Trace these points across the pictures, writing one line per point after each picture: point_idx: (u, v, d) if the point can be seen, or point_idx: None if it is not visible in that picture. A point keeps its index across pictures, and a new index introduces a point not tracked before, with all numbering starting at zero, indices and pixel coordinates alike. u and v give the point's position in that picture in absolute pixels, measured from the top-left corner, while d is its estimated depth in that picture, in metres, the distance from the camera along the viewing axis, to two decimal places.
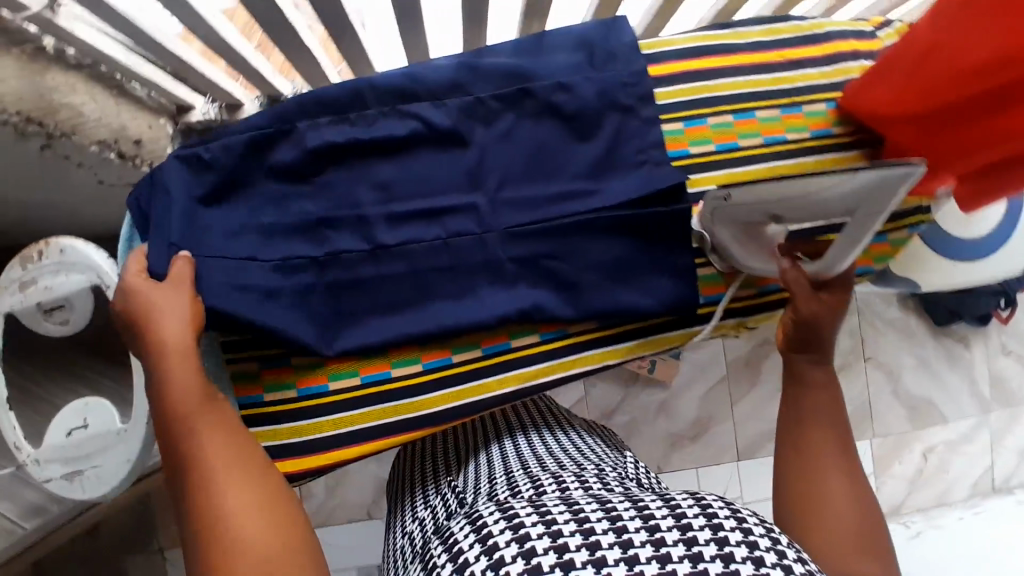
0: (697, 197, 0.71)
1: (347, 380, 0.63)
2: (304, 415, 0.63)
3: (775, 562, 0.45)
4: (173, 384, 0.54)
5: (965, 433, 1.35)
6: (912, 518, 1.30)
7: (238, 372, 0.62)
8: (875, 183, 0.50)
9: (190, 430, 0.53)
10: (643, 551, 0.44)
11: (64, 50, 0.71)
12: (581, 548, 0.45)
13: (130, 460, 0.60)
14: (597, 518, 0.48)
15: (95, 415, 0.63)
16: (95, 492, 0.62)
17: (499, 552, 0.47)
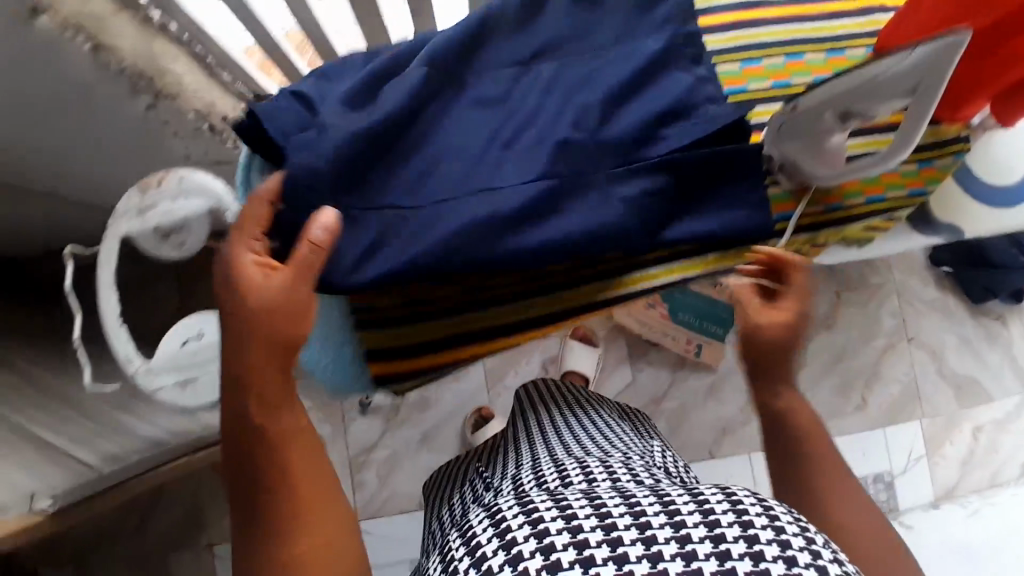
0: (760, 126, 0.74)
1: (451, 293, 0.66)
2: (409, 322, 0.66)
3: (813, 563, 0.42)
4: (239, 407, 0.52)
5: (1012, 412, 1.35)
6: (967, 499, 1.28)
7: None
8: (928, 58, 0.55)
9: (245, 471, 0.51)
10: (668, 548, 0.43)
11: (167, 24, 0.77)
12: (600, 545, 0.44)
13: None
14: (619, 511, 0.46)
15: (210, 326, 0.66)
16: (208, 398, 0.65)
17: (517, 549, 0.44)
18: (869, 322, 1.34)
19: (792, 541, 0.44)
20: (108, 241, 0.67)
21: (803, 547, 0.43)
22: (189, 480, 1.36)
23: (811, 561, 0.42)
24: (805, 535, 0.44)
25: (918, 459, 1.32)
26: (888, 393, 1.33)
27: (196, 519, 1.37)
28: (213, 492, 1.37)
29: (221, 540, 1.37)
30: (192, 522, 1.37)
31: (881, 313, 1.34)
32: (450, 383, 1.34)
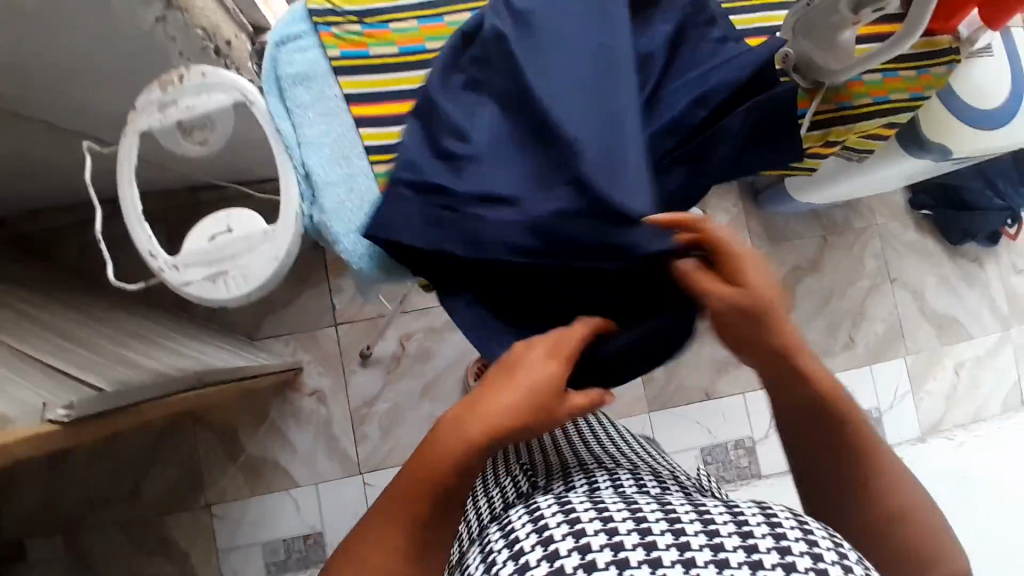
0: (751, 32, 0.77)
1: None
2: None
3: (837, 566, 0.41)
4: (461, 448, 0.51)
5: (990, 348, 1.40)
6: (953, 432, 1.33)
7: (378, 172, 0.64)
8: None
9: (420, 497, 0.51)
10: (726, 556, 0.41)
11: None
12: (638, 545, 0.42)
13: (277, 258, 0.63)
14: (654, 517, 0.44)
15: (237, 221, 0.64)
16: (234, 294, 0.64)
17: (563, 557, 0.42)
18: (853, 266, 1.38)
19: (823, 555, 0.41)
20: (129, 136, 0.67)
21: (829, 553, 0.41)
22: (186, 439, 1.33)
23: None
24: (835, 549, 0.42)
25: (903, 395, 1.37)
26: (873, 331, 1.38)
27: (196, 477, 1.33)
28: (210, 450, 1.33)
29: (220, 500, 1.33)
30: (192, 481, 1.33)
31: (864, 254, 1.39)
32: (451, 332, 1.33)
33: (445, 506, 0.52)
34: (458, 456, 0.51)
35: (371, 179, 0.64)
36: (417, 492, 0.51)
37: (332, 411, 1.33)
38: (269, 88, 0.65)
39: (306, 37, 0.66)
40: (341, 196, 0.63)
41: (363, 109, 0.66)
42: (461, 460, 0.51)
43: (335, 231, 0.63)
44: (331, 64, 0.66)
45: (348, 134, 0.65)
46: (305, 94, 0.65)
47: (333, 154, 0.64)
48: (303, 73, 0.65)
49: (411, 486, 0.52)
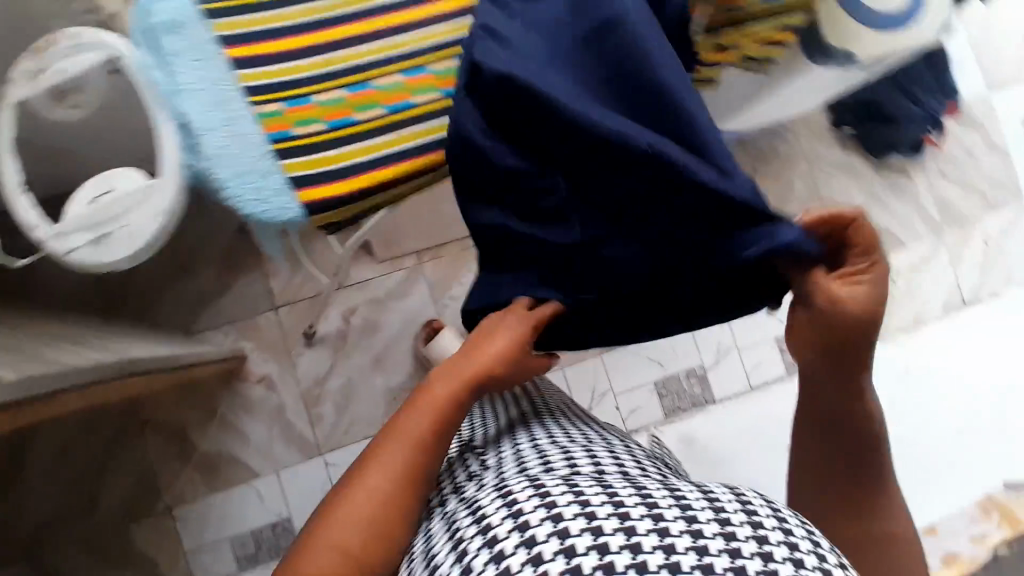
0: None
1: (372, 112, 0.64)
2: (333, 146, 0.63)
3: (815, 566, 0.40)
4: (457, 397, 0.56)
5: (925, 255, 1.43)
6: (897, 339, 1.36)
7: (262, 112, 0.62)
8: None
9: (423, 437, 0.54)
10: (696, 540, 0.39)
11: None
12: (610, 531, 0.40)
13: (161, 215, 0.63)
14: (633, 503, 0.43)
15: (118, 180, 0.63)
16: (118, 256, 0.63)
17: (537, 544, 0.41)
18: (784, 190, 1.40)
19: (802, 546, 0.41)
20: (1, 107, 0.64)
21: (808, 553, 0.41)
22: (136, 444, 1.29)
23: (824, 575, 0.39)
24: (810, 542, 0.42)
25: None
26: None
27: (150, 481, 1.29)
28: (162, 451, 1.29)
29: (180, 502, 1.29)
30: (147, 485, 1.29)
31: (794, 177, 1.40)
32: (395, 301, 1.31)
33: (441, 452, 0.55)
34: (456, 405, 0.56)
35: (254, 120, 0.62)
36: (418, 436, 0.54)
37: (283, 395, 1.30)
38: (140, 39, 0.62)
39: None
40: (224, 143, 0.61)
41: (238, 49, 0.63)
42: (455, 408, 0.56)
43: (223, 181, 0.61)
44: (201, 8, 0.62)
45: (225, 78, 0.62)
46: (177, 42, 0.62)
47: (212, 100, 0.61)
48: (172, 20, 0.62)
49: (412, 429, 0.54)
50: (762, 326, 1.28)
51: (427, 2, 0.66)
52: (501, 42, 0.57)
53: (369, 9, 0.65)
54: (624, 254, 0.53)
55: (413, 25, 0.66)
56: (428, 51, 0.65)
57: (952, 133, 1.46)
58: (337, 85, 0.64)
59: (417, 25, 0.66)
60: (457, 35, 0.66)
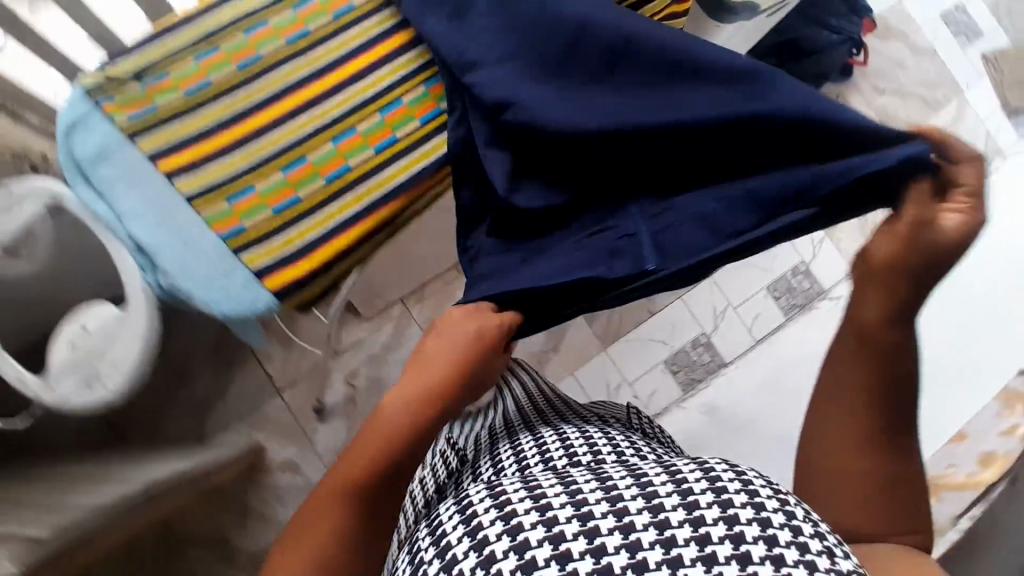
0: None
1: (312, 186, 0.65)
2: (285, 229, 0.64)
3: (796, 558, 0.36)
4: (422, 405, 0.56)
5: None
6: None
7: (208, 214, 0.63)
8: None
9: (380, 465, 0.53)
10: (641, 535, 0.37)
11: None
12: (538, 534, 0.38)
13: (142, 335, 0.63)
14: (594, 491, 0.40)
15: (87, 317, 0.64)
16: (112, 388, 0.64)
17: (489, 547, 0.38)
18: None
19: (774, 525, 0.37)
20: None
21: (780, 524, 0.37)
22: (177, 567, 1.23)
23: (797, 555, 0.36)
24: (783, 508, 0.38)
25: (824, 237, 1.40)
26: None
27: None
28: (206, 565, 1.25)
29: None
30: None
31: None
32: (392, 354, 1.31)
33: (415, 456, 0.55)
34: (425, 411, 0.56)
35: (203, 224, 0.63)
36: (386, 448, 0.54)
37: (308, 476, 1.28)
38: (74, 176, 0.64)
39: (91, 116, 0.63)
40: (178, 252, 0.62)
41: (170, 160, 0.64)
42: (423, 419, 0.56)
43: (186, 291, 0.63)
44: (125, 131, 0.64)
45: (165, 190, 0.63)
46: (111, 170, 0.64)
47: (155, 218, 0.63)
48: (100, 151, 0.63)
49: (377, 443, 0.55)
50: (750, 280, 1.29)
51: (340, 65, 0.67)
52: (517, 87, 0.59)
53: (285, 88, 0.66)
54: (722, 212, 0.53)
55: (333, 91, 0.67)
56: (352, 112, 0.67)
57: (874, 49, 1.49)
58: (274, 168, 0.65)
59: (335, 90, 0.67)
60: (377, 89, 0.68)
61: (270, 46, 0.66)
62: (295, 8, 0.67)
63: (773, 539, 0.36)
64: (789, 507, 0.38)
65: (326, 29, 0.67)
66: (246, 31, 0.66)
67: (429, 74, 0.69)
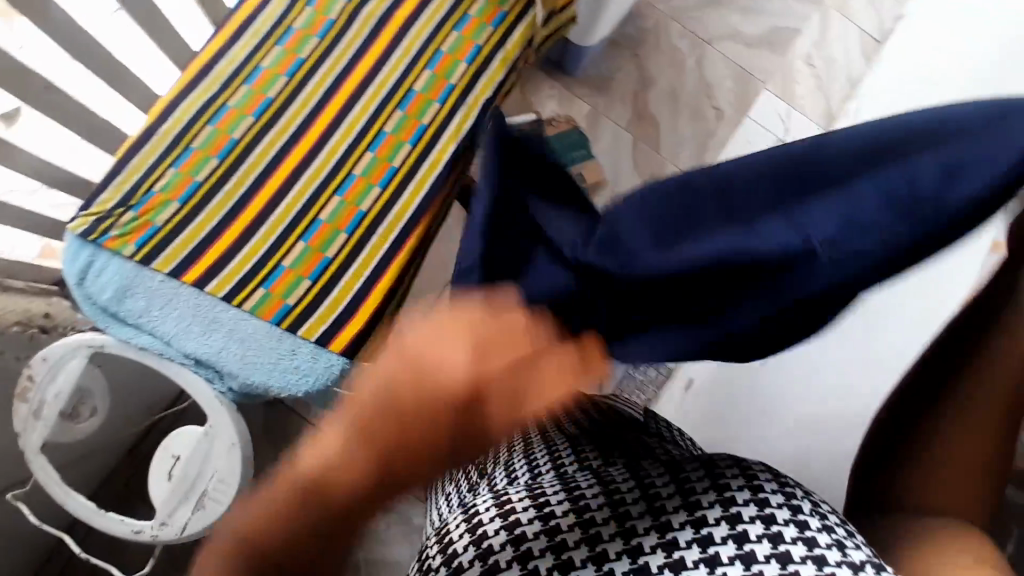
0: None
1: (338, 241, 0.66)
2: (329, 289, 0.65)
3: (841, 561, 0.31)
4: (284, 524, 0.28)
5: None
6: None
7: (251, 306, 0.64)
8: None
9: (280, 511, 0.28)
10: (617, 564, 0.33)
11: None
12: (511, 562, 0.33)
13: (235, 441, 0.62)
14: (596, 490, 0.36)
15: (178, 445, 0.64)
16: (220, 503, 0.63)
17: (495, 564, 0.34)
18: (671, 55, 1.21)
19: (772, 507, 0.33)
20: (35, 460, 0.63)
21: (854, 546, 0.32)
22: None
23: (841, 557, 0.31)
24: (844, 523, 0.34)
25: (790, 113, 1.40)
26: (726, 89, 1.20)
27: None
28: None
29: None
30: None
31: (671, 42, 1.20)
32: None
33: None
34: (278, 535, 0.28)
35: (250, 316, 0.64)
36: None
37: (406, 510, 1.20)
38: (104, 321, 0.63)
39: (97, 258, 0.64)
40: (238, 353, 0.63)
41: (194, 270, 0.65)
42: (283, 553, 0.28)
43: (258, 383, 0.63)
44: (137, 260, 0.65)
45: (201, 301, 0.64)
46: (139, 302, 0.64)
47: (200, 328, 0.63)
48: (122, 288, 0.64)
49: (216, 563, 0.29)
50: None
51: (314, 122, 0.70)
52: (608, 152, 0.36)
53: (271, 161, 0.68)
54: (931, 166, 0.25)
55: (317, 148, 0.69)
56: (345, 160, 0.69)
57: None
58: (295, 240, 0.66)
59: (321, 145, 0.69)
60: (357, 132, 0.70)
61: (240, 126, 0.69)
62: (248, 83, 0.70)
63: (813, 546, 0.31)
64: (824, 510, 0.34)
65: (284, 91, 0.70)
66: (211, 122, 0.69)
67: (398, 100, 0.71)
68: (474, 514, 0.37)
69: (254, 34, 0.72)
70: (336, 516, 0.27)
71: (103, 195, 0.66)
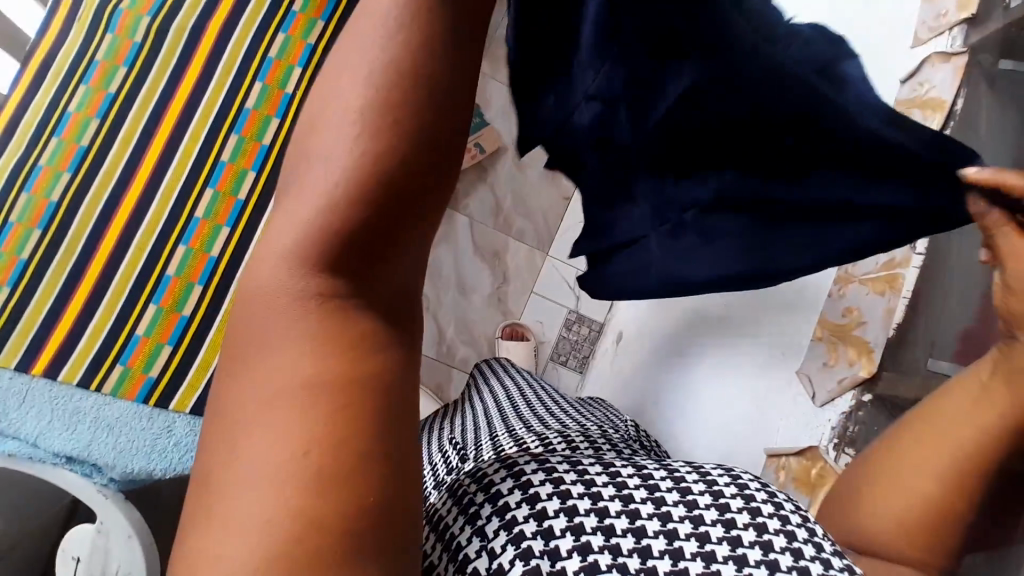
0: None
1: (194, 295, 0.63)
2: (195, 349, 0.63)
3: (791, 566, 0.32)
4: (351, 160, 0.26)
5: None
6: None
7: (111, 387, 0.61)
8: None
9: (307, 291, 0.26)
10: (622, 540, 0.32)
11: None
12: (558, 512, 0.33)
13: (132, 533, 0.58)
14: (599, 471, 0.36)
15: (75, 546, 0.58)
16: None
17: (518, 528, 0.32)
18: None
19: (764, 516, 0.34)
20: None
21: (804, 542, 0.33)
22: None
23: (791, 561, 0.32)
24: (804, 523, 0.34)
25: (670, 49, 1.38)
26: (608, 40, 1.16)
27: None
28: None
29: None
30: None
31: None
32: None
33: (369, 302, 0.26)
34: (382, 157, 0.25)
35: (111, 398, 0.60)
36: (305, 240, 0.26)
37: None
38: None
39: None
40: (111, 442, 0.59)
41: (43, 357, 0.60)
42: (383, 183, 0.25)
43: (142, 468, 0.60)
44: None
45: (55, 393, 0.60)
46: None
47: (66, 421, 0.59)
48: None
49: (276, 261, 0.27)
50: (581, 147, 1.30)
51: (140, 161, 0.65)
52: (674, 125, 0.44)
53: (101, 218, 0.63)
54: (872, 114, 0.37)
55: (149, 194, 0.64)
56: (183, 203, 0.65)
57: None
58: (145, 303, 0.63)
59: (152, 192, 0.64)
60: (191, 168, 0.65)
61: (59, 185, 0.63)
62: (58, 133, 0.63)
63: (807, 571, 0.32)
64: (813, 525, 0.35)
65: (99, 136, 0.64)
66: (25, 186, 0.62)
67: (229, 123, 0.67)
68: (516, 470, 0.36)
69: (57, 73, 0.64)
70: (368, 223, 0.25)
71: None
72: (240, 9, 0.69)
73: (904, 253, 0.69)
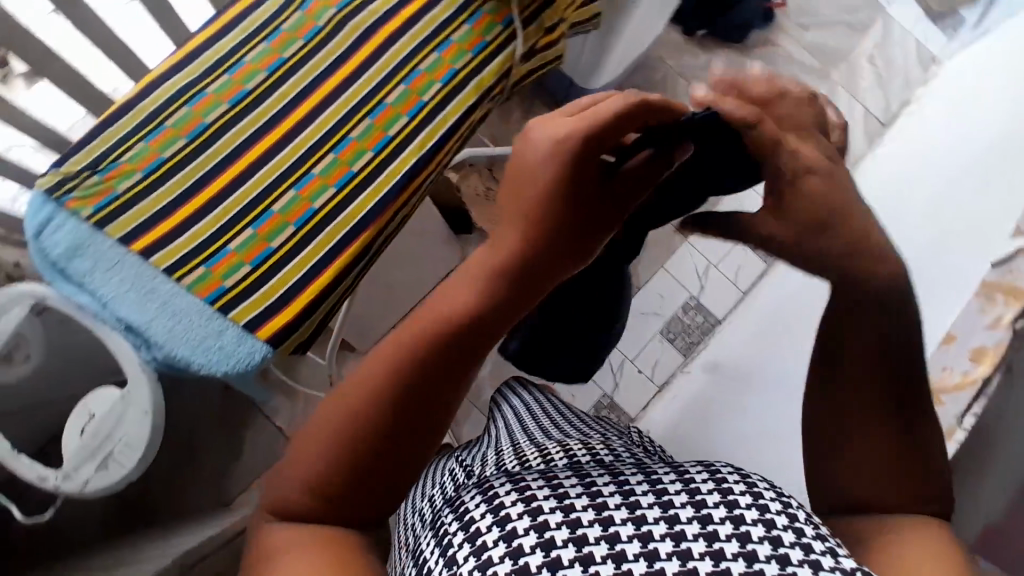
0: None
1: (285, 233, 0.70)
2: (275, 271, 0.69)
3: (770, 554, 0.32)
4: (440, 321, 0.44)
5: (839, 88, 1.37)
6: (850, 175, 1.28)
7: (190, 283, 0.67)
8: None
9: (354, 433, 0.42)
10: (596, 548, 0.33)
11: None
12: (529, 530, 0.33)
13: (148, 411, 0.68)
14: (577, 493, 0.37)
15: (95, 404, 0.69)
16: (128, 466, 0.67)
17: (489, 553, 0.33)
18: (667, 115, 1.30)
19: (740, 507, 0.34)
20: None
21: (784, 527, 0.33)
22: None
23: (769, 550, 0.32)
24: (785, 510, 0.35)
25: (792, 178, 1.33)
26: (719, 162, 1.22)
27: None
28: None
29: None
30: None
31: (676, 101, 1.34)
32: None
33: (433, 388, 0.43)
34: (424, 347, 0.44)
35: (185, 292, 0.67)
36: (370, 400, 0.43)
37: None
38: (54, 277, 0.66)
39: (57, 215, 0.67)
40: (168, 324, 0.66)
41: (144, 239, 0.68)
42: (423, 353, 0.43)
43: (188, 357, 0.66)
44: (92, 223, 0.67)
45: (143, 270, 0.67)
46: (84, 262, 0.66)
47: (140, 293, 0.66)
48: (73, 246, 0.66)
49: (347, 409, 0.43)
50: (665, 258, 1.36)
51: (286, 116, 0.74)
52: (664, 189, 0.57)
53: (236, 149, 0.72)
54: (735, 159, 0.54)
55: (283, 141, 0.73)
56: (308, 157, 0.73)
57: None
58: (244, 226, 0.70)
59: (288, 141, 0.73)
60: (323, 134, 0.74)
61: (214, 111, 0.73)
62: (229, 73, 0.74)
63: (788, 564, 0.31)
64: (794, 510, 0.35)
65: (262, 86, 0.74)
66: (188, 103, 0.72)
67: (370, 106, 0.76)
68: (491, 499, 0.36)
69: (245, 28, 0.76)
70: (411, 385, 0.43)
71: (75, 156, 0.69)
72: (413, 22, 0.78)
73: (949, 426, 0.60)
